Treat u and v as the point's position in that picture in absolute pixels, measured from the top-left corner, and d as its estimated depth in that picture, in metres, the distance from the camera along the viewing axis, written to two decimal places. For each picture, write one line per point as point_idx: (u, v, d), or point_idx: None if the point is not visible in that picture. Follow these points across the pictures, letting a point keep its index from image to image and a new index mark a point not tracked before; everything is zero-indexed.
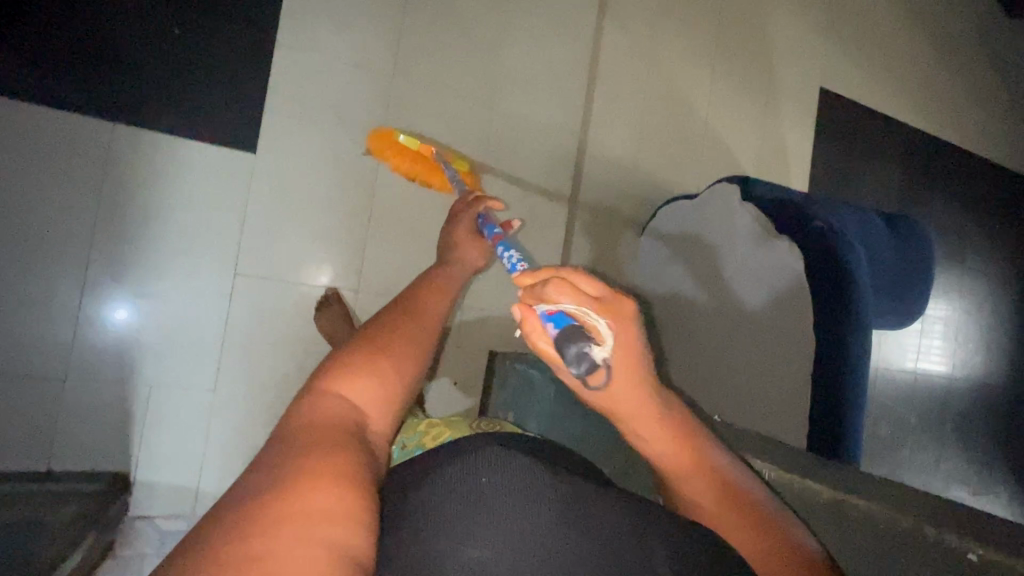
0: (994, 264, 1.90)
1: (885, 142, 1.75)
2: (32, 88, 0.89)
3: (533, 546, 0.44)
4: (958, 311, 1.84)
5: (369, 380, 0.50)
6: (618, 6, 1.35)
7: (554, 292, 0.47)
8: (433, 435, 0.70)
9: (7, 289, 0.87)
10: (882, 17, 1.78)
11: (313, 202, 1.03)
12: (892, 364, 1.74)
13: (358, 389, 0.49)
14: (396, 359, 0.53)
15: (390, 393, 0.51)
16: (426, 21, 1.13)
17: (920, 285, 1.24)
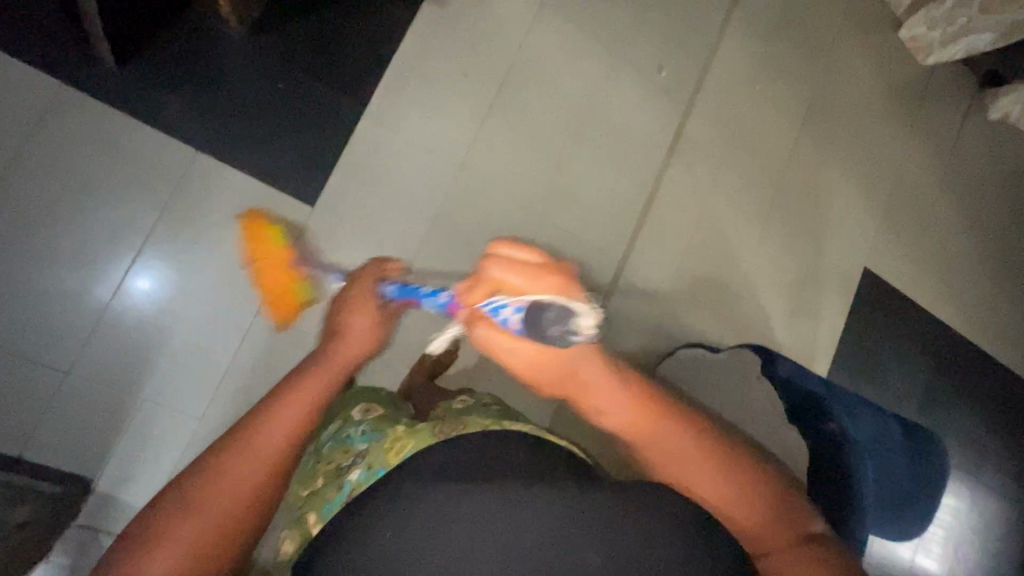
0: (1011, 488, 1.81)
1: (919, 333, 1.74)
2: (137, 105, 0.96)
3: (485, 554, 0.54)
4: (964, 524, 1.74)
5: (168, 552, 0.53)
6: (687, 152, 1.42)
7: (498, 282, 0.62)
8: (397, 447, 0.63)
9: (47, 275, 0.91)
10: (938, 217, 1.82)
11: (357, 229, 1.07)
12: (883, 563, 1.64)
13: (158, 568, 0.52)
14: (211, 515, 0.55)
15: (214, 552, 0.55)
16: (507, 126, 1.20)
17: (926, 508, 1.17)
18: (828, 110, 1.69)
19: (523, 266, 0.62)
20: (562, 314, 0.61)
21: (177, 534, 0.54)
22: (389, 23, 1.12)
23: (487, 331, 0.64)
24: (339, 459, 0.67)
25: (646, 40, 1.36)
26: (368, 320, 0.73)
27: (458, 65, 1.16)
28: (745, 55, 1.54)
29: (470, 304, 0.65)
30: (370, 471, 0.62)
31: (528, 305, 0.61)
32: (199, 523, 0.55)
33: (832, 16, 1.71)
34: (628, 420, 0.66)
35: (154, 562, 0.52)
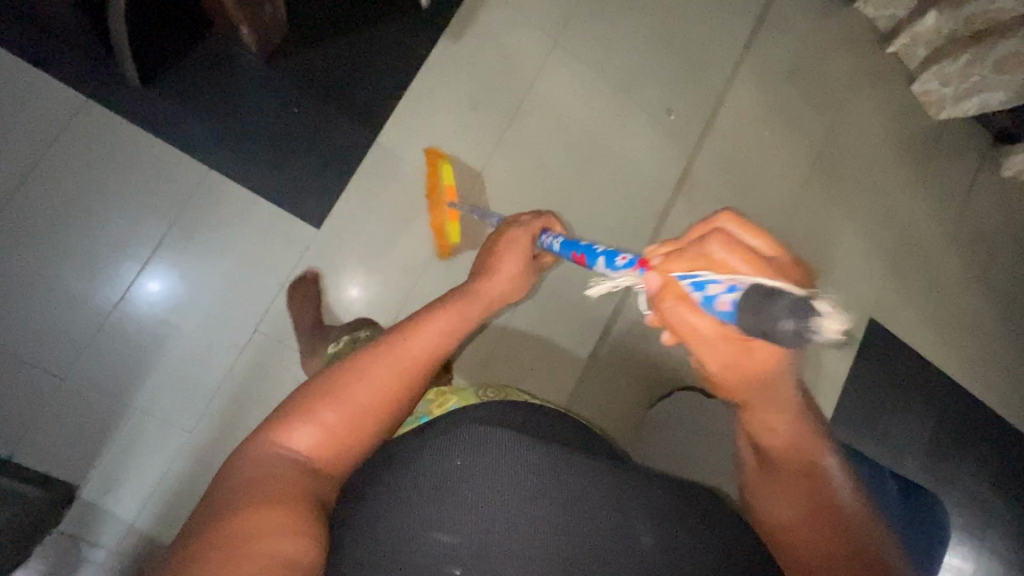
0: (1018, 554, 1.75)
1: (923, 387, 1.71)
2: (156, 122, 0.99)
3: (507, 522, 0.50)
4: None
5: (314, 426, 0.57)
6: (693, 194, 1.43)
7: (722, 251, 0.48)
8: (440, 402, 0.77)
9: (55, 282, 0.94)
10: (947, 271, 1.81)
11: (368, 238, 1.10)
12: None
13: (303, 436, 0.57)
14: (351, 404, 0.59)
15: (343, 444, 0.58)
16: (514, 159, 1.22)
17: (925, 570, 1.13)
18: (836, 160, 1.69)
19: (751, 248, 0.48)
20: (787, 312, 0.43)
21: (321, 413, 0.58)
22: (408, 54, 1.14)
23: (674, 307, 0.52)
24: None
25: (657, 81, 1.38)
26: (514, 266, 0.79)
27: (470, 98, 1.19)
28: (755, 102, 1.55)
29: (663, 269, 0.53)
30: (414, 416, 0.79)
31: (754, 286, 0.45)
32: (342, 407, 0.59)
33: (845, 67, 1.73)
34: (789, 441, 0.61)
35: (300, 434, 0.57)
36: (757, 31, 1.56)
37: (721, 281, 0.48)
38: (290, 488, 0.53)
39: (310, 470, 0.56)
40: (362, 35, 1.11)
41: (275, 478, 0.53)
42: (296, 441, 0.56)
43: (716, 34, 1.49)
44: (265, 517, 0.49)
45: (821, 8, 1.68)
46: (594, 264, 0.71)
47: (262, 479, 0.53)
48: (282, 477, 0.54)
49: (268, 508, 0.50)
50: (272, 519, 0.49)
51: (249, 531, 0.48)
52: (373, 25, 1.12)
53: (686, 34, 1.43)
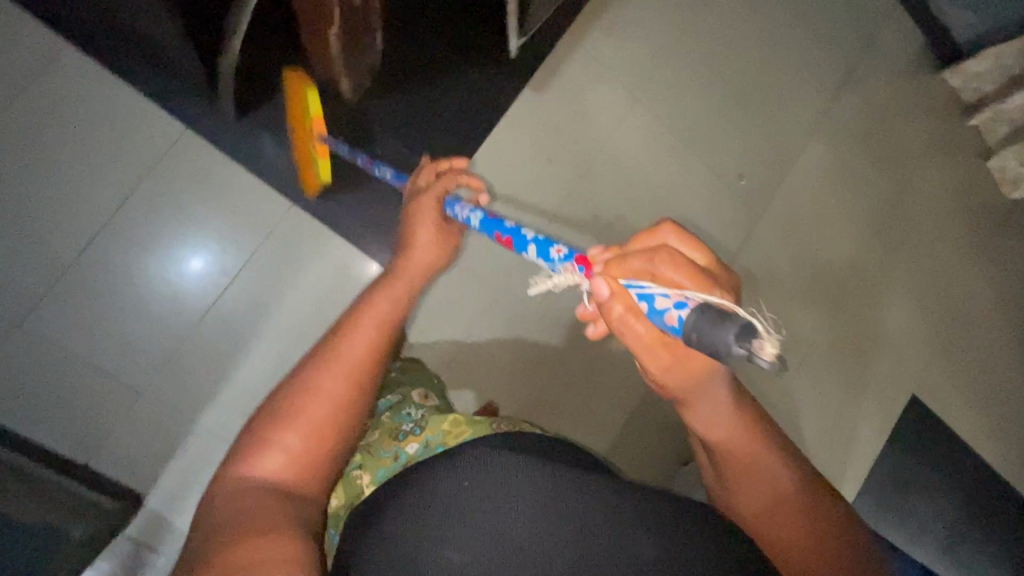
0: None
1: (961, 474, 1.65)
2: (244, 153, 1.02)
3: (513, 534, 0.53)
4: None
5: (274, 452, 0.56)
6: (749, 258, 1.44)
7: (666, 268, 0.48)
8: (456, 432, 0.67)
9: (141, 301, 0.98)
10: (997, 355, 1.77)
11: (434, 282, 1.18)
12: None
13: (267, 463, 0.56)
14: (302, 421, 0.58)
15: (309, 460, 0.57)
16: (581, 213, 1.22)
17: None
18: (896, 231, 1.66)
19: (692, 265, 0.49)
20: (733, 333, 0.42)
21: (278, 438, 0.57)
22: (489, 103, 1.15)
23: (620, 317, 0.50)
24: (392, 428, 0.70)
25: (728, 146, 1.38)
26: (428, 233, 0.77)
27: (543, 152, 1.19)
28: (822, 168, 1.54)
29: (608, 277, 0.51)
30: (427, 447, 0.67)
31: (698, 300, 0.46)
32: (294, 427, 0.57)
33: (920, 138, 1.68)
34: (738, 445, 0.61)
35: (264, 463, 0.56)
36: (838, 96, 1.54)
37: (664, 294, 0.48)
38: (271, 515, 0.52)
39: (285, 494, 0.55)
40: (448, 80, 1.11)
41: (257, 508, 0.52)
42: (264, 471, 0.56)
43: (794, 98, 1.47)
44: (261, 545, 0.48)
45: (906, 75, 1.64)
46: (522, 253, 0.65)
47: (242, 511, 0.52)
48: (261, 504, 0.53)
49: (262, 536, 0.49)
50: (267, 547, 0.48)
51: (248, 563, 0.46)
52: (459, 71, 1.12)
53: (765, 98, 1.42)
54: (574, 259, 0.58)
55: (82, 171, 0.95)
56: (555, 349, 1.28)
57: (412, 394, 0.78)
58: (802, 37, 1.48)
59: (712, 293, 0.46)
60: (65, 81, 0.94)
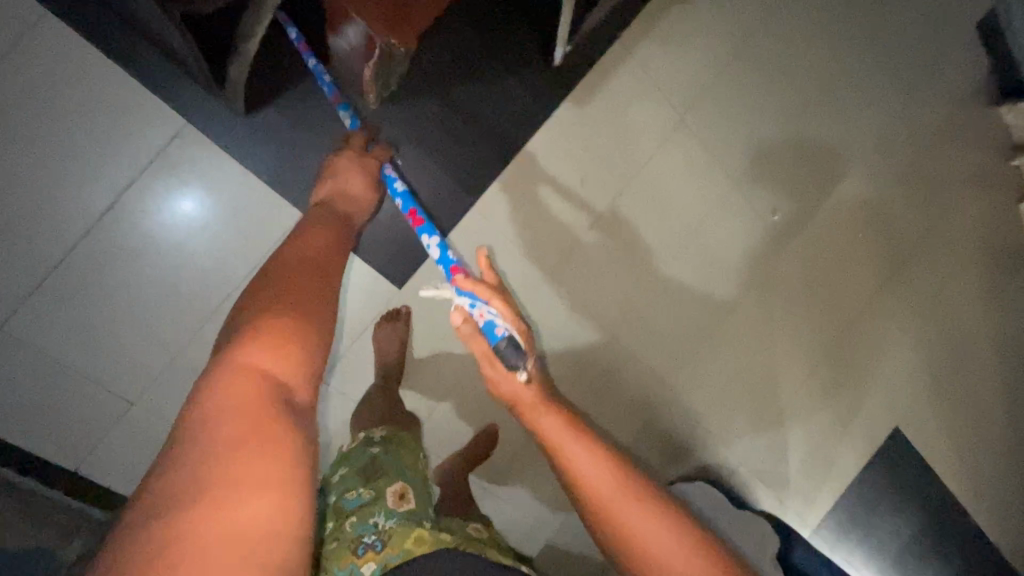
0: None
1: (933, 507, 1.70)
2: (245, 151, 0.92)
3: None
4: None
5: (267, 343, 0.49)
6: (764, 289, 1.40)
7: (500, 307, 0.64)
8: (414, 549, 0.62)
9: (133, 307, 0.91)
10: (989, 399, 1.77)
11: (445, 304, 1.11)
12: None
13: (259, 352, 0.48)
14: (297, 313, 0.53)
15: (304, 362, 0.50)
16: (603, 238, 1.17)
17: None
18: (917, 266, 1.62)
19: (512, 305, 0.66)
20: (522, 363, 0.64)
21: (274, 326, 0.50)
22: (519, 115, 1.04)
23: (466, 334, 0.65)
24: (352, 539, 0.66)
25: (768, 174, 1.31)
26: (359, 181, 0.84)
27: (576, 174, 1.11)
28: (859, 198, 1.47)
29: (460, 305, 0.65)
30: (383, 568, 0.62)
31: (513, 334, 0.64)
32: (290, 315, 0.52)
33: (961, 171, 1.61)
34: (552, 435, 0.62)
35: (254, 350, 0.48)
36: (882, 126, 1.46)
37: (499, 320, 0.64)
38: (268, 434, 0.44)
39: (282, 395, 0.47)
40: (487, 87, 1.01)
41: (254, 421, 0.44)
42: (259, 361, 0.48)
43: (842, 123, 1.39)
44: (251, 501, 0.40)
45: (957, 105, 1.56)
46: (425, 237, 0.78)
47: (231, 414, 0.44)
48: (256, 413, 0.44)
49: (254, 485, 0.41)
50: (260, 506, 0.40)
51: (236, 536, 0.38)
52: (498, 79, 1.02)
53: (809, 125, 1.34)
54: (448, 264, 0.73)
55: (71, 160, 0.85)
56: (566, 373, 1.21)
57: (389, 493, 0.71)
58: (859, 61, 1.38)
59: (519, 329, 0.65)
60: (48, 52, 0.81)
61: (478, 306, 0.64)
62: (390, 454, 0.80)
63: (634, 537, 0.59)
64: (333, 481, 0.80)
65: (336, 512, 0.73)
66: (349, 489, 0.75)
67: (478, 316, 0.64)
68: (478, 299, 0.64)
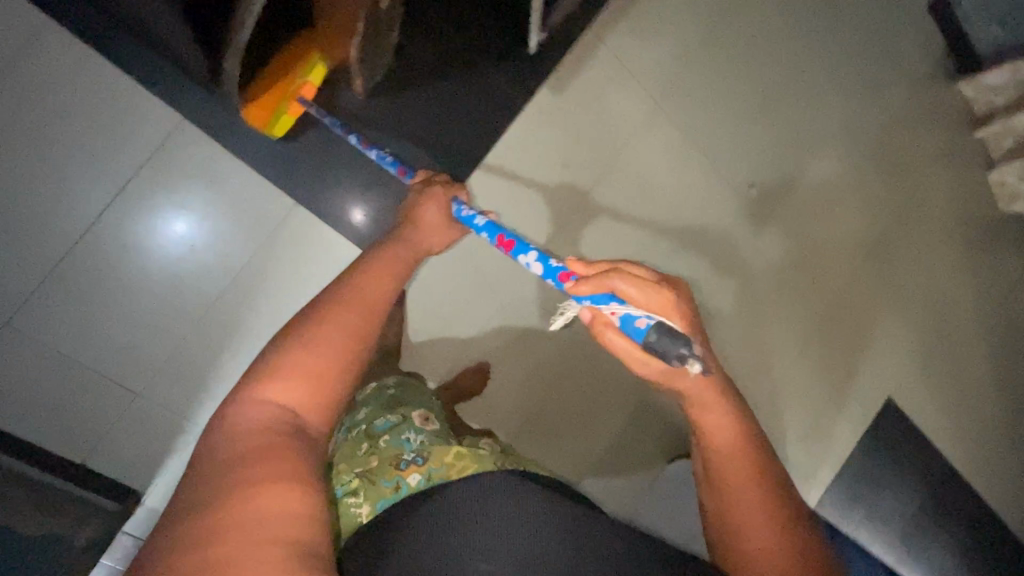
0: None
1: (929, 474, 1.74)
2: (241, 145, 0.97)
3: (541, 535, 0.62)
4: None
5: (285, 381, 0.59)
6: (751, 263, 1.44)
7: (633, 291, 0.61)
8: (459, 467, 0.72)
9: (137, 300, 0.94)
10: (977, 365, 1.81)
11: (448, 291, 1.17)
12: None
13: (280, 392, 0.59)
14: (321, 355, 0.61)
15: (321, 398, 0.60)
16: (593, 218, 1.19)
17: None
18: (896, 241, 1.67)
19: (644, 282, 0.62)
20: (683, 348, 0.57)
21: (297, 366, 0.60)
22: (500, 102, 1.10)
23: (608, 334, 0.61)
24: (394, 456, 0.74)
25: (745, 154, 1.36)
26: (436, 213, 0.83)
27: (562, 155, 1.15)
28: (834, 176, 1.53)
29: (590, 304, 0.63)
30: (429, 478, 0.71)
31: (660, 321, 0.58)
32: (314, 358, 0.60)
33: (930, 148, 1.68)
34: (700, 399, 0.62)
35: (275, 389, 0.59)
36: (851, 105, 1.52)
37: (636, 310, 0.60)
38: (280, 450, 0.55)
39: (291, 422, 0.58)
40: (467, 77, 1.07)
41: (267, 443, 0.55)
42: (274, 398, 0.58)
43: (811, 106, 1.45)
44: (267, 497, 0.50)
45: (918, 84, 1.64)
46: (521, 256, 0.74)
47: (249, 435, 0.55)
48: (269, 437, 0.56)
49: (267, 482, 0.51)
50: (276, 498, 0.51)
51: (259, 522, 0.48)
52: (476, 69, 1.07)
53: (779, 103, 1.40)
54: (556, 273, 0.69)
55: (75, 164, 0.90)
56: (559, 352, 1.26)
57: (414, 416, 0.82)
58: (822, 44, 1.46)
59: (662, 313, 0.60)
60: (56, 63, 0.88)
61: (608, 304, 0.61)
62: (406, 393, 0.90)
63: (740, 512, 0.63)
64: (352, 417, 0.86)
65: (365, 436, 0.80)
66: (375, 416, 0.83)
67: (613, 316, 0.61)
68: (603, 296, 0.62)
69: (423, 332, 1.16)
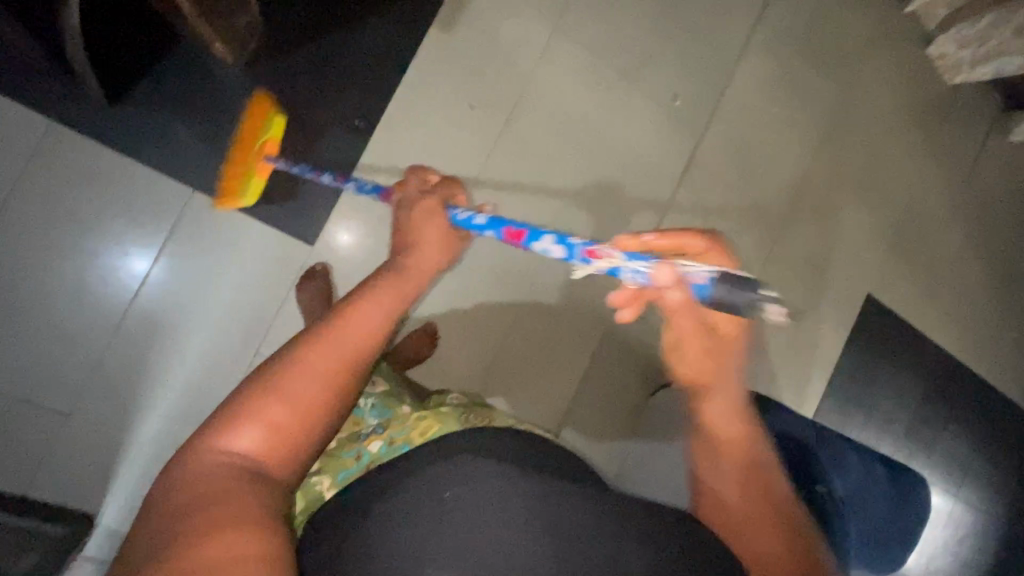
0: (999, 515, 1.79)
1: (918, 361, 1.71)
2: (125, 141, 0.93)
3: (506, 542, 0.48)
4: (960, 557, 1.73)
5: (251, 433, 0.49)
6: (697, 177, 1.39)
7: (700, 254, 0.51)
8: (423, 430, 0.67)
9: (45, 318, 0.91)
10: (951, 246, 1.77)
11: (365, 253, 1.06)
12: None
13: (250, 439, 0.48)
14: (290, 403, 0.49)
15: (285, 452, 0.50)
16: (513, 158, 1.16)
17: (910, 534, 1.25)
18: (845, 133, 1.62)
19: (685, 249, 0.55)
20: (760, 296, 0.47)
21: (257, 415, 0.49)
22: (390, 53, 1.06)
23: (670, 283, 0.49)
24: (352, 429, 0.71)
25: (663, 67, 1.32)
26: (437, 233, 0.63)
27: (465, 96, 1.11)
28: (765, 76, 1.48)
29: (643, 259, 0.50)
30: (390, 444, 0.67)
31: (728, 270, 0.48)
32: (282, 406, 0.49)
33: (860, 31, 1.63)
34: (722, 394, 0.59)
35: (239, 435, 0.48)
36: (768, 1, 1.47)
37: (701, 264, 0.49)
38: (240, 491, 0.47)
39: (249, 473, 0.48)
40: (347, 35, 1.04)
41: (214, 488, 0.46)
42: (229, 448, 0.48)
43: (723, 7, 1.41)
44: (225, 541, 0.43)
45: None
46: (537, 243, 0.56)
47: (196, 485, 0.46)
48: (226, 479, 0.47)
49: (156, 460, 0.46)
50: (234, 541, 0.43)
51: (212, 568, 0.41)
52: (355, 24, 1.05)
53: (689, 10, 1.35)
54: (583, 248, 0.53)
55: None
56: (508, 303, 1.24)
57: None
58: None
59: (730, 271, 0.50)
60: None
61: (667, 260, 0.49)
62: None
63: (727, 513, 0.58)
64: None
65: None
66: None
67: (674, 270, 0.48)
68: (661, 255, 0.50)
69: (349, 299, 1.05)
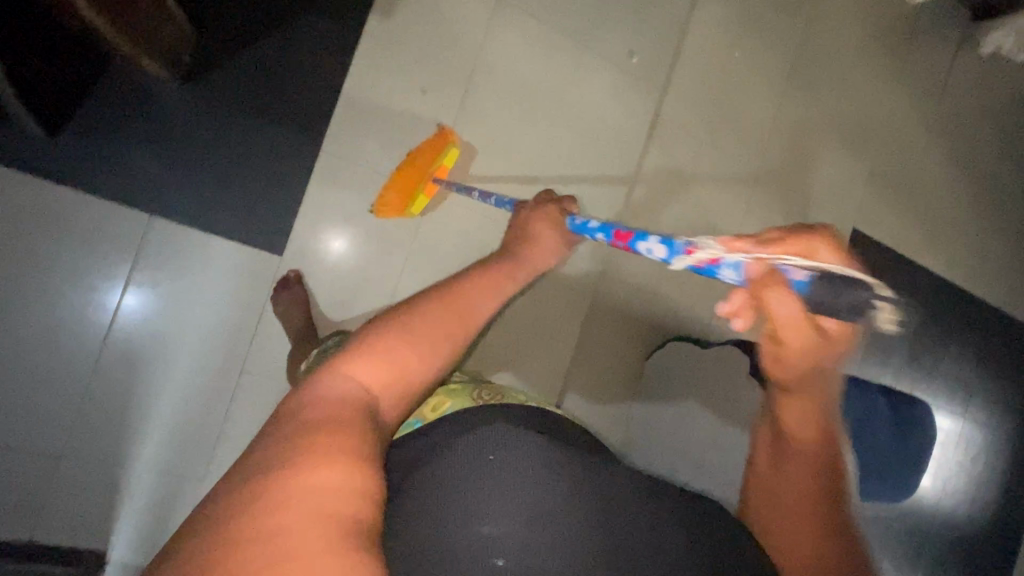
0: (1006, 429, 1.81)
1: (911, 289, 1.70)
2: (73, 173, 0.91)
3: (553, 503, 0.46)
4: (973, 476, 1.75)
5: (371, 360, 0.47)
6: (666, 133, 1.36)
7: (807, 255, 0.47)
8: (434, 405, 0.62)
9: (23, 363, 0.90)
10: (931, 169, 1.75)
11: (339, 258, 1.05)
12: (887, 512, 1.61)
13: (367, 368, 0.46)
14: (409, 341, 0.49)
15: (401, 388, 0.48)
16: (474, 138, 1.14)
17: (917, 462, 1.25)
18: (811, 69, 1.59)
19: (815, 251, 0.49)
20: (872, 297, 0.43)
21: (383, 346, 0.48)
22: (332, 47, 1.04)
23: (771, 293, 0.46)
24: None
25: (616, 26, 1.28)
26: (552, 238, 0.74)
27: (416, 82, 1.08)
28: (722, 22, 1.44)
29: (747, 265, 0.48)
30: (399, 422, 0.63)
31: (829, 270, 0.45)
32: (401, 343, 0.48)
33: None
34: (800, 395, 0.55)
35: (355, 366, 0.46)
36: None
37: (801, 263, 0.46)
38: (353, 424, 0.42)
39: (367, 408, 0.44)
40: (286, 34, 1.01)
41: (331, 415, 0.41)
42: (353, 371, 0.46)
43: None
44: (327, 469, 0.37)
45: None
46: (641, 243, 0.60)
47: (320, 404, 0.42)
48: (349, 412, 0.42)
49: None
50: (337, 470, 0.38)
51: (310, 490, 0.35)
52: (292, 23, 1.02)
53: None
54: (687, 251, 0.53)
55: None
56: None
57: None
58: None
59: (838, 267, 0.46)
60: None
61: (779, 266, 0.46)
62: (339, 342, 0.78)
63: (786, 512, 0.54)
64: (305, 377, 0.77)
65: None
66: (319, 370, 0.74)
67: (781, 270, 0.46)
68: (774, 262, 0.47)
69: (332, 309, 1.04)
